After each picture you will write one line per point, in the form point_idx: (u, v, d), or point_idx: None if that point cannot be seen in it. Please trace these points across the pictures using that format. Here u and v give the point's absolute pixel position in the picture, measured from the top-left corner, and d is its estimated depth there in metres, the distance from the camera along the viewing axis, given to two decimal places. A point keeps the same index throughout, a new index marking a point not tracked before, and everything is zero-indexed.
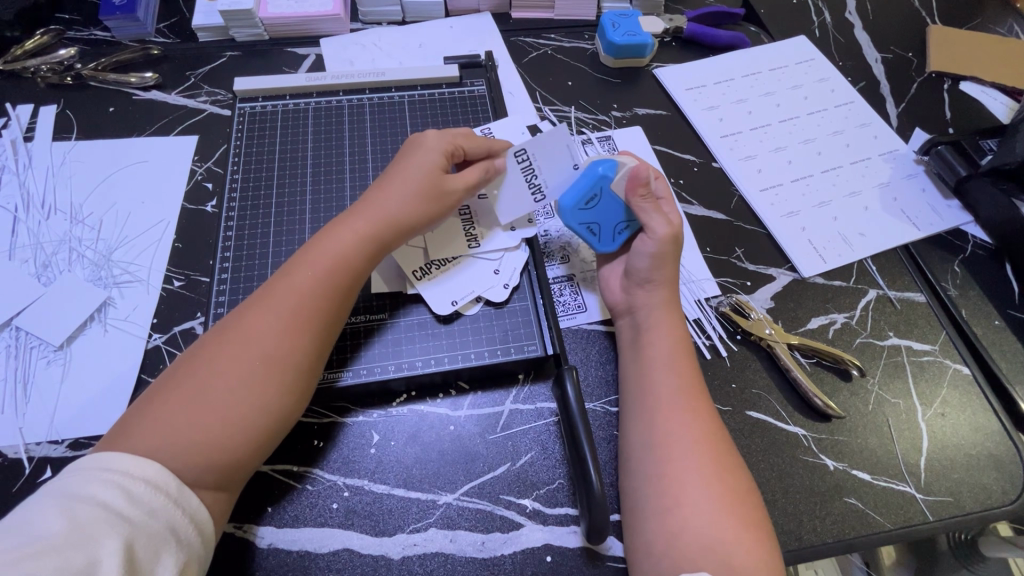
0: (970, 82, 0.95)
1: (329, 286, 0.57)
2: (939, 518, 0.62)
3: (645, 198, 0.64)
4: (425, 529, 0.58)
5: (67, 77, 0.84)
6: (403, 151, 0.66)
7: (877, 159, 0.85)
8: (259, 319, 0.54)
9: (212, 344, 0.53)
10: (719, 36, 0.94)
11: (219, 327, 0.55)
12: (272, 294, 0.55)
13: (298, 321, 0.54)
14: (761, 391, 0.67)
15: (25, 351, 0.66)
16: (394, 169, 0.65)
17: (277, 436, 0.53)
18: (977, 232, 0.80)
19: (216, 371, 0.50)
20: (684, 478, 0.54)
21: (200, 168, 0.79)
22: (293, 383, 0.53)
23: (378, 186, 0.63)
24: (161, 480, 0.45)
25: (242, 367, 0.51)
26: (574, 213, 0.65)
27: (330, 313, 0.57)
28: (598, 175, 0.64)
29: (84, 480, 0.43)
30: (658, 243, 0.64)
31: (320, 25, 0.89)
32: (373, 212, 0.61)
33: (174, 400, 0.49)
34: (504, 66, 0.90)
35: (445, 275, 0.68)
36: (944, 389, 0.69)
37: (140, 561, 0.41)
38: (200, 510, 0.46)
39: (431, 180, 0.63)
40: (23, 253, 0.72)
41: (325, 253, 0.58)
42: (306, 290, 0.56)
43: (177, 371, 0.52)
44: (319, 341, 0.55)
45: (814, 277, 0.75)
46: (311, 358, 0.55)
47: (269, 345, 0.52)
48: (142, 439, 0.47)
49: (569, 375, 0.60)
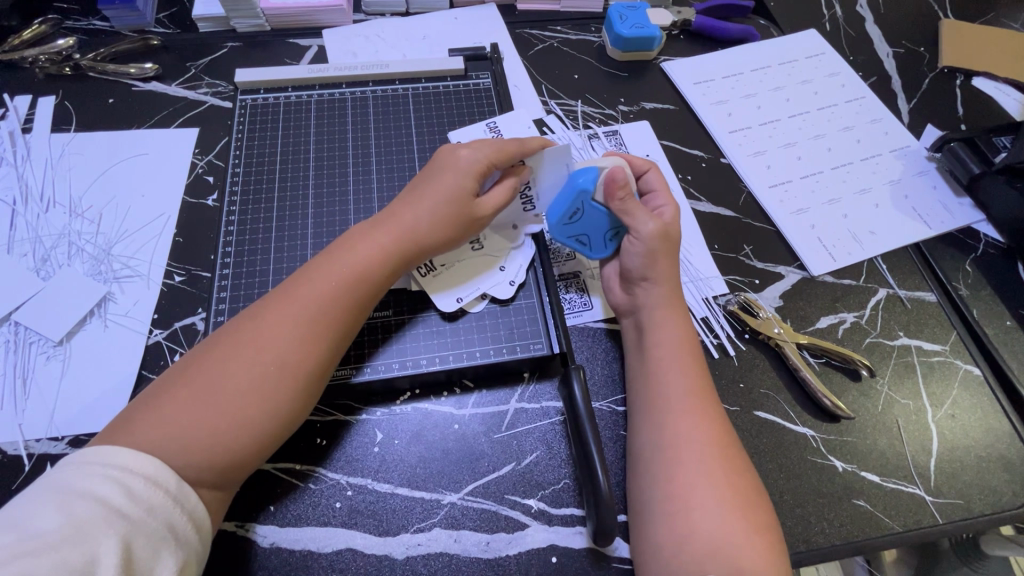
0: (983, 77, 0.93)
1: (348, 294, 0.56)
2: (948, 521, 0.61)
3: (623, 202, 0.63)
4: (429, 529, 0.57)
5: (65, 67, 0.82)
6: (436, 162, 0.65)
7: (888, 156, 0.84)
8: (278, 322, 0.53)
9: (228, 340, 0.52)
10: (729, 29, 0.92)
11: (235, 322, 0.54)
12: (291, 297, 0.54)
13: (315, 328, 0.53)
14: (770, 391, 0.66)
15: (24, 346, 0.65)
16: (425, 183, 0.63)
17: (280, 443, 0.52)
18: (989, 230, 0.79)
19: (228, 371, 0.50)
20: (694, 479, 0.53)
21: (201, 161, 0.78)
22: (304, 390, 0.52)
23: (407, 200, 0.63)
24: (161, 476, 0.44)
25: (254, 369, 0.50)
26: (560, 230, 0.65)
27: (346, 319, 0.56)
28: (575, 189, 0.63)
29: (82, 475, 0.42)
30: (646, 242, 0.63)
31: (323, 16, 0.88)
32: (397, 224, 0.60)
33: (183, 395, 0.48)
34: (509, 59, 0.88)
35: (450, 273, 0.67)
36: (955, 390, 0.68)
37: (138, 560, 0.40)
38: (198, 506, 0.46)
39: (461, 204, 0.62)
40: (22, 247, 0.71)
41: (346, 259, 0.57)
42: (323, 298, 0.55)
43: (189, 365, 0.51)
44: (333, 350, 0.55)
45: (823, 276, 0.74)
46: (324, 367, 0.54)
47: (283, 349, 0.52)
48: (146, 431, 0.46)
49: (576, 374, 0.59)
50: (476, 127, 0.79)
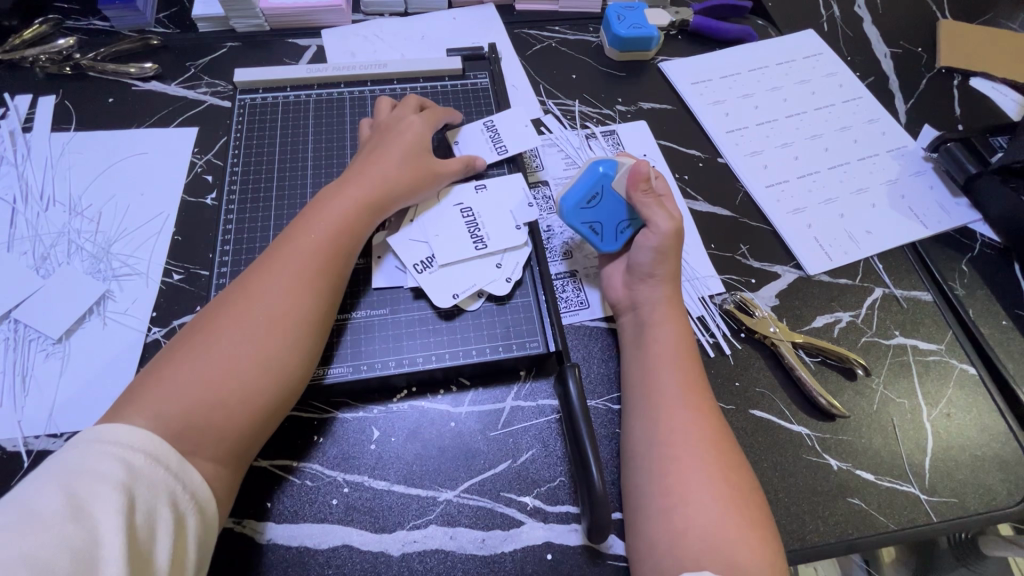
0: (981, 78, 0.93)
1: (331, 247, 0.59)
2: (943, 519, 0.61)
3: (643, 192, 0.65)
4: (425, 526, 0.57)
5: (66, 68, 0.83)
6: (383, 128, 0.70)
7: (885, 156, 0.84)
8: (264, 280, 0.55)
9: (219, 307, 0.54)
10: (726, 29, 0.92)
11: (226, 293, 0.56)
12: (274, 257, 0.57)
13: (303, 278, 0.56)
14: (765, 390, 0.66)
15: (24, 343, 0.65)
16: (381, 146, 0.68)
17: (285, 398, 0.53)
18: (986, 230, 0.79)
19: (223, 331, 0.52)
20: (688, 474, 0.53)
21: (200, 160, 0.78)
22: (300, 339, 0.54)
23: (370, 159, 0.66)
24: (161, 452, 0.44)
25: (253, 325, 0.52)
26: (575, 213, 0.66)
27: (332, 273, 0.58)
28: (597, 173, 0.66)
29: (85, 455, 0.42)
30: (662, 238, 0.64)
31: (322, 16, 0.88)
32: (368, 183, 0.64)
33: (184, 360, 0.50)
34: (507, 59, 0.88)
35: (444, 268, 0.67)
36: (951, 389, 0.68)
37: (140, 538, 0.40)
38: (201, 487, 0.46)
39: (423, 158, 0.68)
40: (22, 245, 0.71)
41: (324, 217, 0.60)
42: (307, 251, 0.58)
43: (185, 336, 0.52)
44: (325, 297, 0.57)
45: (819, 275, 0.74)
46: (318, 313, 0.56)
47: (274, 302, 0.54)
48: (154, 401, 0.47)
49: (571, 372, 0.60)
50: (471, 126, 0.77)
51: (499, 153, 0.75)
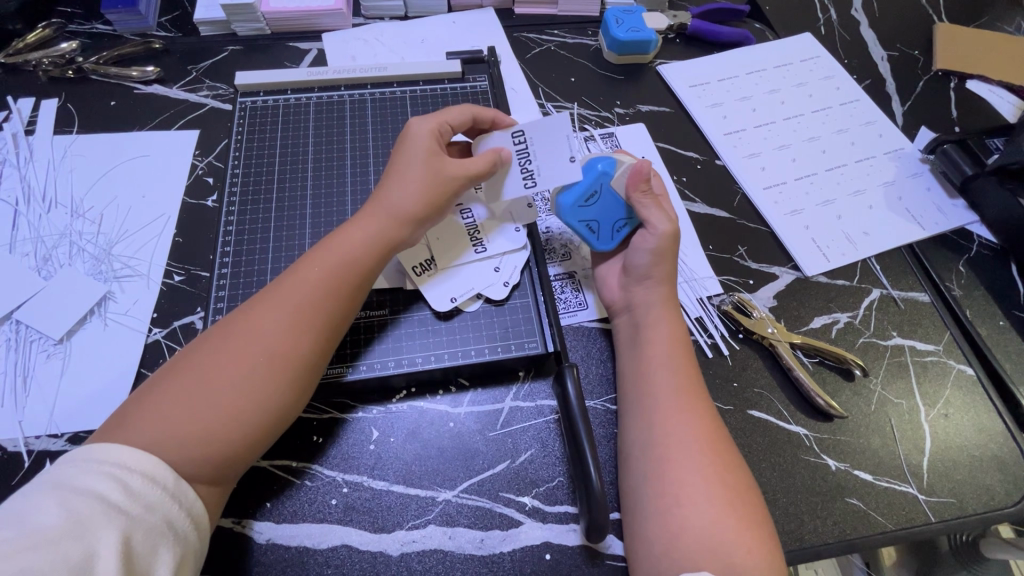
0: (977, 81, 0.94)
1: (339, 279, 0.57)
2: (942, 520, 0.61)
3: (643, 196, 0.65)
4: (424, 526, 0.58)
5: (68, 71, 0.84)
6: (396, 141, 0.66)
7: (882, 158, 0.84)
8: (272, 314, 0.53)
9: (221, 336, 0.52)
10: (723, 32, 0.93)
11: (227, 320, 0.54)
12: (281, 288, 0.55)
13: (304, 313, 0.54)
14: (764, 390, 0.66)
15: (25, 344, 0.66)
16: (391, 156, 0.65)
17: (274, 432, 0.52)
18: (982, 232, 0.80)
19: (218, 364, 0.50)
20: (685, 475, 0.53)
21: (201, 162, 0.79)
22: (296, 381, 0.53)
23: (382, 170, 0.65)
24: (159, 474, 0.44)
25: (248, 359, 0.51)
26: (573, 212, 0.66)
27: (335, 312, 0.56)
28: (596, 172, 0.65)
29: (82, 473, 0.43)
30: (658, 238, 0.64)
31: (322, 20, 0.89)
32: (377, 207, 0.61)
33: (178, 391, 0.49)
34: (507, 62, 0.89)
35: (445, 272, 0.68)
36: (948, 389, 0.68)
37: (138, 557, 0.41)
38: (196, 504, 0.46)
39: (435, 168, 0.62)
40: (24, 246, 0.72)
41: (328, 249, 0.58)
42: (311, 287, 0.55)
43: (183, 361, 0.51)
44: (329, 336, 0.56)
45: (818, 276, 0.75)
46: (319, 347, 0.54)
47: (272, 340, 0.52)
48: (150, 428, 0.46)
49: (569, 372, 0.60)
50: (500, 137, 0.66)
51: (511, 130, 0.66)
